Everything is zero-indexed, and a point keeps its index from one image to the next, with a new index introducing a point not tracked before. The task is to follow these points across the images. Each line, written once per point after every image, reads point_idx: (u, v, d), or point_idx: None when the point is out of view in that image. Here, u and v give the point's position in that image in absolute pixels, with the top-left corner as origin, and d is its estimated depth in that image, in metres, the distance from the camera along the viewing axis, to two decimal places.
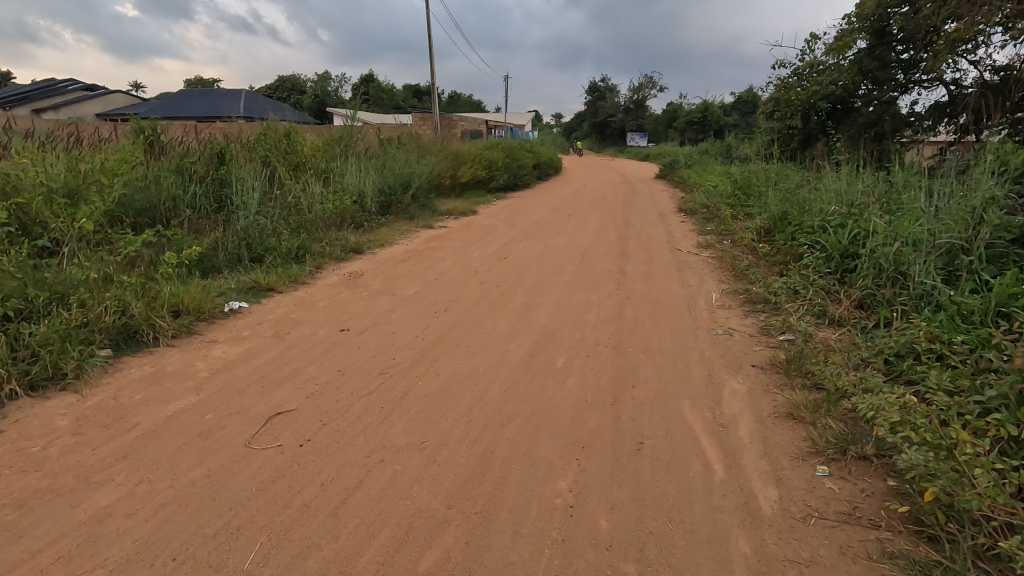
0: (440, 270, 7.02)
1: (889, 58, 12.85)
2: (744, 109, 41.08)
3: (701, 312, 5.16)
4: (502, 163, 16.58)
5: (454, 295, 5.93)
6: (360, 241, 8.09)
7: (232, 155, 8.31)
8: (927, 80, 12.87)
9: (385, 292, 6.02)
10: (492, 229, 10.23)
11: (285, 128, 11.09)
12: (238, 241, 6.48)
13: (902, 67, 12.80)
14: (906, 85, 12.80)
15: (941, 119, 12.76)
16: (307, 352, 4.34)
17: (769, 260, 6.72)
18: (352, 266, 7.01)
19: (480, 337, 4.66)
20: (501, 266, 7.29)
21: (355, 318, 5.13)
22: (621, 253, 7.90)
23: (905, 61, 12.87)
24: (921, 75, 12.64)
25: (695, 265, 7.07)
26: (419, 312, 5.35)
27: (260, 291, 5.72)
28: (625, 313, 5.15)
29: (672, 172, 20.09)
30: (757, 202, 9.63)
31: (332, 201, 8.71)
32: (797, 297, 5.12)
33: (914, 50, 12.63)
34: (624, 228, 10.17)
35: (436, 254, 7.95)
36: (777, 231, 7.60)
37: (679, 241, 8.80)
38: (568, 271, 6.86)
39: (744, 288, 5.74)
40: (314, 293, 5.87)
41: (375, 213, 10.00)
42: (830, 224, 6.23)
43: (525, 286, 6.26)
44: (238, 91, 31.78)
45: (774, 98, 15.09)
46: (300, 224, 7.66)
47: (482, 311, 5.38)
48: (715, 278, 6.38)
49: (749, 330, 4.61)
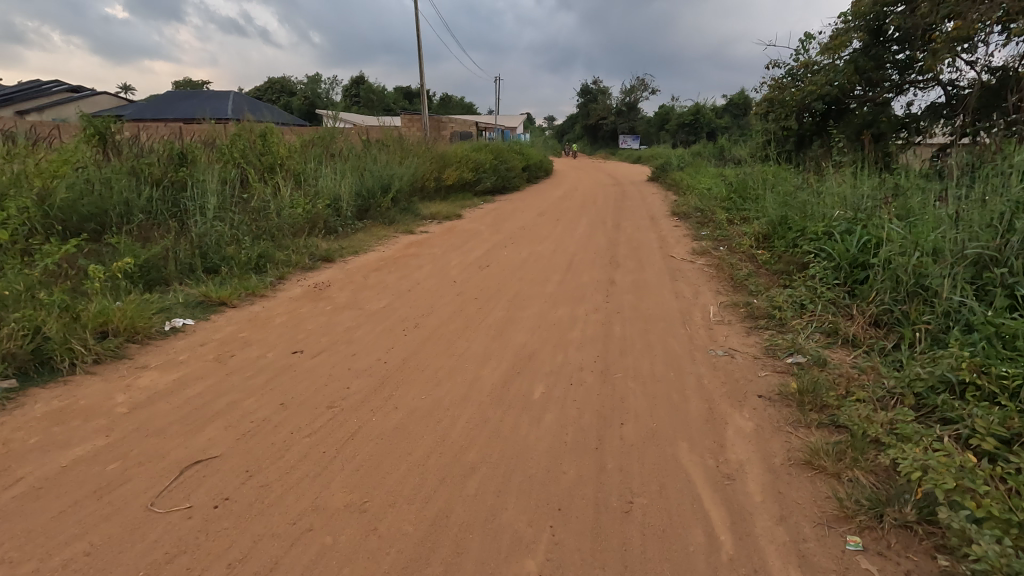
0: (415, 280, 6.48)
1: (885, 59, 12.46)
2: (736, 111, 40.92)
3: (697, 328, 4.66)
4: (490, 164, 16.06)
5: (426, 309, 5.39)
6: (331, 249, 7.54)
7: (195, 156, 7.74)
8: (922, 80, 12.53)
9: (351, 306, 5.47)
10: (475, 235, 9.71)
11: (258, 128, 10.51)
12: (191, 250, 5.92)
13: (898, 67, 12.45)
14: (901, 85, 12.47)
15: (938, 119, 12.44)
16: (249, 379, 3.79)
17: (769, 268, 6.25)
18: (319, 276, 6.46)
19: (449, 360, 4.12)
20: (481, 275, 6.76)
21: (312, 337, 4.58)
22: (610, 261, 7.40)
23: (901, 61, 12.50)
24: (916, 75, 12.30)
25: (690, 274, 6.58)
26: (384, 329, 4.82)
27: (211, 306, 5.16)
28: (614, 330, 4.64)
29: (664, 174, 19.68)
30: (754, 206, 9.18)
31: (301, 205, 8.16)
32: (804, 312, 4.64)
33: (910, 50, 12.27)
34: (614, 233, 9.68)
35: (413, 263, 7.41)
36: (776, 237, 7.14)
37: (672, 247, 8.31)
38: (552, 282, 6.34)
39: (744, 300, 5.26)
40: (272, 308, 5.31)
41: (353, 217, 9.46)
42: (836, 230, 5.77)
43: (506, 298, 5.74)
44: (226, 93, 31.26)
45: (768, 98, 14.67)
46: (265, 231, 7.10)
47: (455, 328, 4.84)
48: (712, 288, 5.89)
49: (752, 350, 4.11)
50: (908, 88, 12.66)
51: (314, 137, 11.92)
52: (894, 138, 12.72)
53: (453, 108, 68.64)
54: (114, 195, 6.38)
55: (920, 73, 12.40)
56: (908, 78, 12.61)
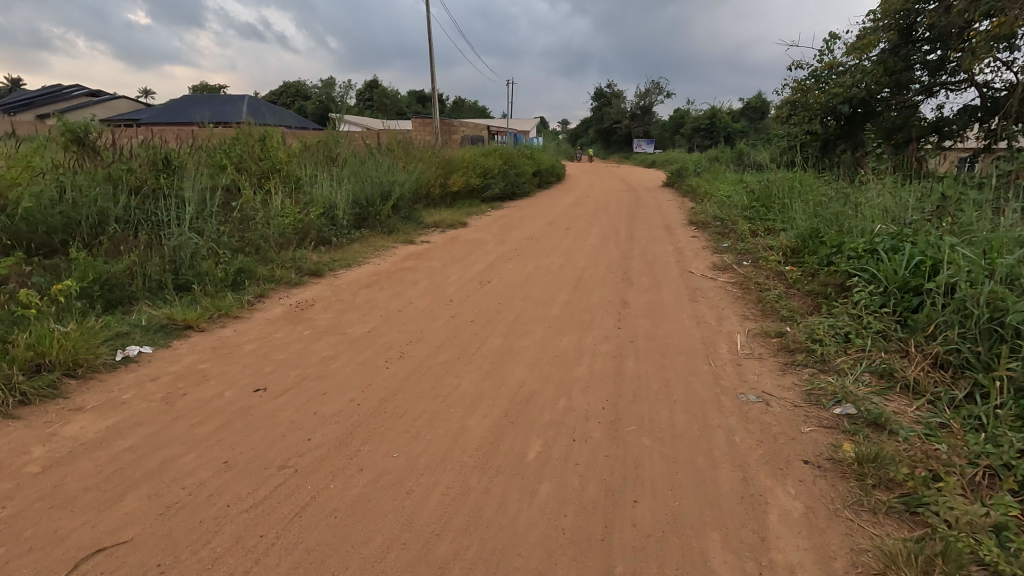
0: (407, 299, 5.91)
1: (916, 59, 11.72)
2: (752, 116, 40.15)
3: (723, 364, 4.03)
4: (498, 170, 15.49)
5: (415, 336, 4.80)
6: (322, 262, 7.00)
7: (179, 161, 7.27)
8: (955, 81, 11.78)
9: (332, 330, 4.90)
10: (479, 245, 9.13)
11: (255, 132, 10.09)
12: (163, 265, 5.42)
13: (929, 68, 11.72)
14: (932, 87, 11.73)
15: (971, 123, 11.72)
16: (196, 427, 3.21)
17: (801, 289, 5.60)
18: (304, 293, 5.92)
19: (432, 403, 3.53)
20: (480, 293, 6.17)
21: (280, 371, 4.01)
22: (623, 277, 6.77)
23: (933, 63, 11.75)
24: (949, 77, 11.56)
25: (711, 294, 5.93)
26: (364, 361, 4.23)
27: (175, 330, 4.63)
28: (626, 366, 4.02)
29: (679, 180, 18.98)
30: (779, 217, 8.50)
31: (290, 214, 7.63)
32: (849, 345, 3.99)
33: (943, 50, 11.53)
34: (627, 244, 9.03)
35: (408, 278, 6.85)
36: (808, 252, 6.48)
37: (691, 261, 7.63)
38: (558, 303, 5.72)
39: (775, 328, 4.62)
40: (244, 333, 4.76)
41: (350, 226, 8.94)
42: (880, 248, 5.11)
43: (506, 322, 5.14)
44: (241, 96, 31.26)
45: (790, 100, 13.91)
46: (250, 244, 6.58)
47: (445, 361, 4.24)
48: (737, 312, 5.24)
49: (790, 395, 3.47)
50: (940, 90, 11.91)
51: (315, 141, 11.44)
52: (925, 143, 11.99)
53: (467, 113, 68.35)
54: (85, 205, 5.91)
55: (953, 74, 11.66)
56: (939, 80, 11.89)
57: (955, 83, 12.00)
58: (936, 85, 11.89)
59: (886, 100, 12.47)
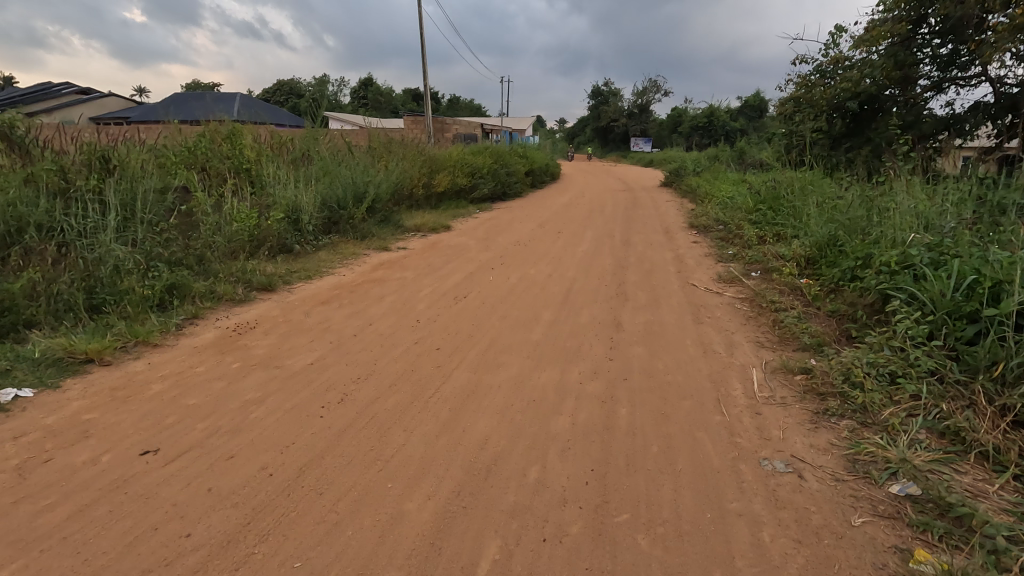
0: (367, 320, 5.12)
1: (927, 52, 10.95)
2: (750, 114, 39.48)
3: (739, 413, 3.23)
4: (488, 169, 14.68)
5: (365, 371, 3.99)
6: (277, 274, 6.18)
7: (117, 159, 6.45)
8: (965, 77, 11.12)
9: (267, 362, 4.09)
10: (461, 252, 8.33)
11: (219, 129, 9.28)
12: (74, 283, 4.61)
13: (939, 62, 11.03)
14: (943, 83, 11.05)
15: (983, 121, 11.08)
16: (42, 514, 2.41)
17: (823, 309, 4.82)
18: (247, 313, 5.12)
19: (365, 473, 2.72)
20: (453, 312, 5.38)
21: (185, 423, 3.19)
22: (617, 291, 5.97)
23: (944, 57, 10.99)
24: (960, 72, 10.90)
25: (717, 312, 5.15)
26: (295, 407, 3.43)
27: (72, 365, 3.84)
28: (619, 415, 3.22)
29: (678, 180, 18.21)
30: (789, 223, 7.70)
31: (243, 219, 6.81)
32: (896, 388, 3.20)
33: (955, 43, 10.83)
34: (623, 250, 8.25)
35: (373, 293, 6.03)
36: (827, 265, 5.70)
37: (694, 272, 6.83)
38: (542, 325, 4.91)
39: (798, 362, 3.81)
40: (159, 366, 3.96)
41: (318, 231, 8.13)
42: (918, 263, 4.33)
43: (476, 350, 4.32)
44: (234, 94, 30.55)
45: (794, 96, 13.10)
46: (192, 253, 5.74)
47: (395, 407, 3.44)
48: (749, 339, 4.44)
49: (831, 464, 2.69)
50: (949, 86, 11.23)
51: (287, 138, 10.62)
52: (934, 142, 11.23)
53: (462, 111, 67.29)
54: None
55: (965, 69, 10.99)
56: (950, 75, 11.16)
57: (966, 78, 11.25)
58: (947, 80, 11.13)
59: (895, 97, 11.67)
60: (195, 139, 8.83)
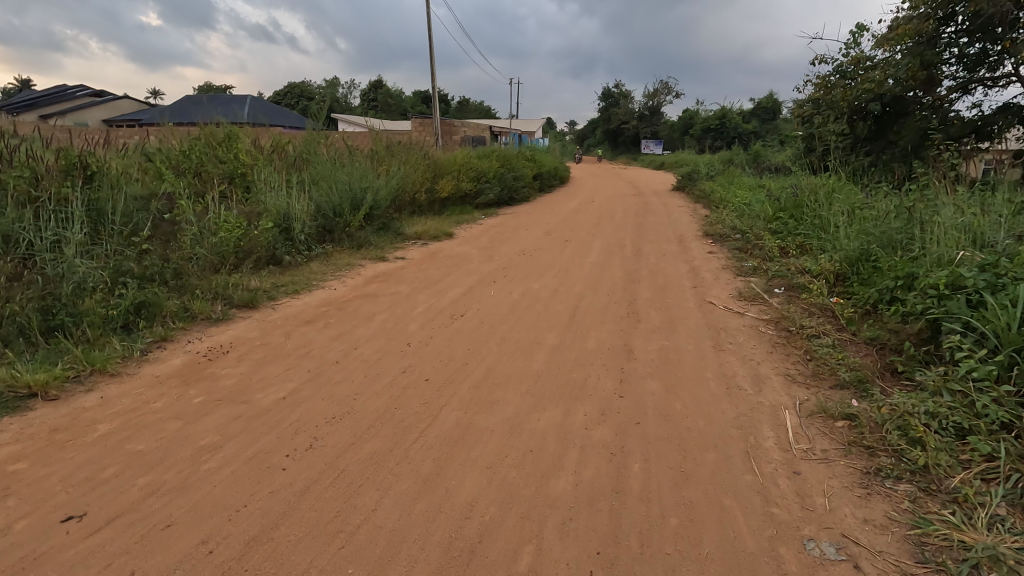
0: (353, 343, 4.67)
1: (954, 52, 10.33)
2: (764, 116, 38.81)
3: (774, 472, 2.74)
4: (495, 173, 14.25)
5: (343, 408, 3.54)
6: (261, 289, 5.76)
7: (95, 164, 6.04)
8: (993, 78, 10.52)
9: (234, 397, 3.64)
10: (462, 263, 7.88)
11: (214, 132, 8.93)
12: (29, 303, 4.18)
13: (967, 62, 10.42)
14: (969, 84, 10.46)
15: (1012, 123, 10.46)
16: None
17: (861, 336, 4.30)
18: (223, 335, 4.69)
19: (324, 552, 2.26)
20: (448, 334, 4.92)
21: (125, 477, 2.75)
22: (628, 310, 5.47)
23: (972, 57, 10.34)
24: (988, 73, 10.30)
25: (739, 337, 4.65)
26: (257, 455, 2.98)
27: (13, 401, 3.41)
28: (632, 473, 2.73)
29: (690, 184, 17.68)
30: (814, 235, 7.16)
31: (229, 228, 6.40)
32: (961, 444, 2.70)
33: (983, 42, 10.23)
34: (634, 262, 7.75)
35: (363, 310, 5.58)
36: (860, 285, 5.18)
37: (711, 287, 6.31)
38: (544, 351, 4.42)
39: (838, 405, 3.31)
40: (112, 401, 3.53)
41: (312, 240, 7.73)
42: (974, 287, 3.80)
43: (470, 383, 3.85)
44: (245, 97, 30.51)
45: (813, 98, 12.50)
46: (170, 266, 5.33)
47: (371, 456, 2.98)
48: (778, 371, 3.93)
49: (894, 551, 2.20)
50: (976, 87, 10.63)
51: (285, 141, 10.23)
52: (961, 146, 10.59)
53: (472, 113, 66.97)
54: None
55: (993, 70, 10.39)
56: (977, 76, 10.54)
57: (995, 79, 10.61)
58: (974, 81, 10.48)
59: (918, 99, 11.00)
60: (188, 144, 8.48)
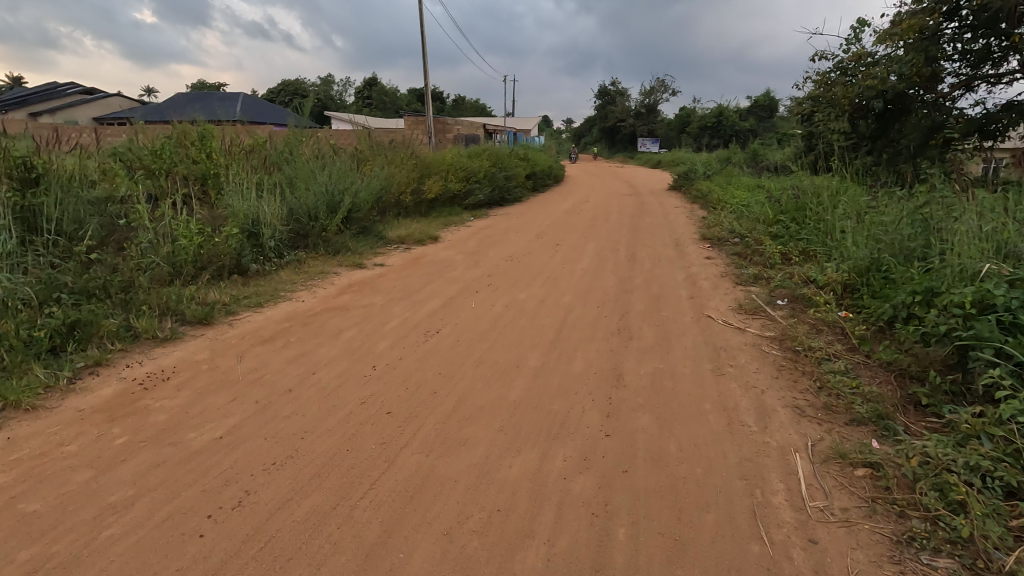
0: (313, 366, 4.20)
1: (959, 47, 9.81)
2: (761, 114, 38.34)
3: (787, 540, 2.28)
4: (486, 173, 13.78)
5: (287, 450, 3.07)
6: (219, 303, 5.28)
7: (39, 166, 5.56)
8: (998, 75, 10.09)
9: (163, 436, 3.18)
10: (445, 269, 7.41)
11: (187, 131, 8.42)
12: None
13: (972, 58, 9.98)
14: (973, 81, 10.05)
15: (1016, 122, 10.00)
16: None
17: (877, 360, 3.84)
18: (168, 357, 4.23)
19: None
20: (420, 354, 4.45)
21: (6, 549, 2.30)
22: (619, 326, 5.01)
23: (977, 52, 9.89)
24: (993, 70, 9.87)
25: (741, 358, 4.19)
26: (173, 515, 2.51)
27: None
28: (616, 543, 2.28)
29: (687, 183, 17.25)
30: (818, 241, 6.70)
31: (189, 235, 5.91)
32: (1011, 509, 2.25)
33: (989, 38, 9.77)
34: (627, 269, 7.29)
35: (330, 326, 5.10)
36: (873, 300, 4.72)
37: (709, 298, 5.84)
38: (524, 376, 3.95)
39: (857, 448, 2.86)
40: (19, 443, 3.06)
41: (284, 246, 7.24)
42: (1008, 310, 3.34)
43: (437, 418, 3.39)
44: (237, 96, 30.03)
45: (812, 95, 12.05)
46: (116, 279, 4.86)
47: (310, 516, 2.52)
48: (786, 402, 3.47)
49: None
50: (980, 84, 10.21)
51: (262, 139, 9.72)
52: (964, 145, 10.17)
53: (467, 110, 66.41)
54: None
55: (997, 67, 9.97)
56: (981, 73, 10.11)
57: (999, 76, 10.18)
58: (978, 78, 10.06)
59: (921, 96, 10.40)
60: (159, 142, 7.97)
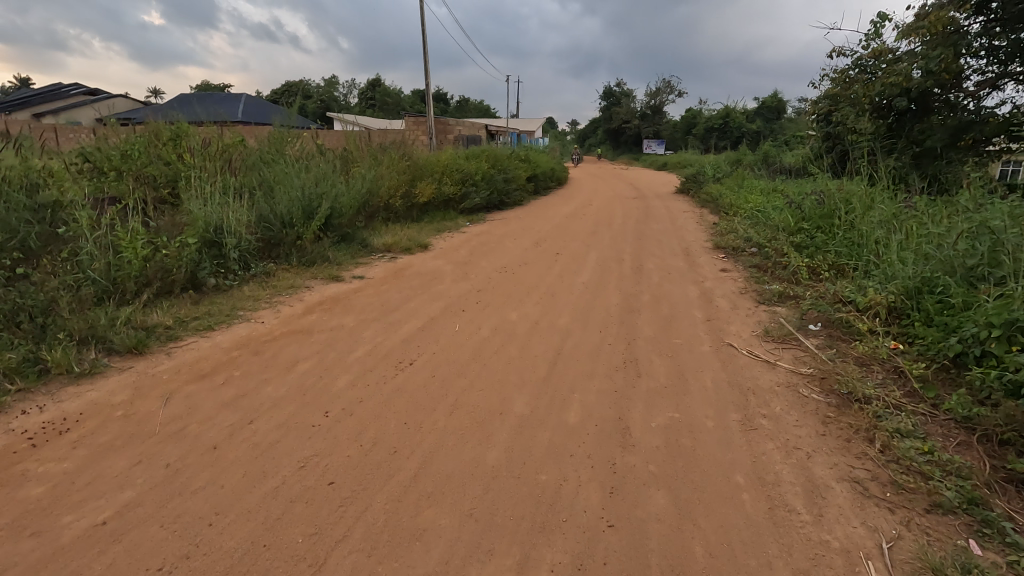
0: (252, 412, 3.43)
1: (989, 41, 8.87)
2: (768, 116, 37.40)
3: None
4: (483, 175, 13.02)
5: (183, 546, 2.31)
6: (159, 327, 4.55)
7: None
8: None
9: (29, 522, 2.44)
10: (431, 283, 6.65)
11: (155, 129, 7.70)
12: None
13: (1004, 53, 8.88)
14: (1002, 79, 8.97)
15: None
16: None
17: (954, 414, 3.06)
18: (77, 400, 3.48)
19: None
20: (384, 395, 3.67)
21: None
22: (624, 358, 4.23)
23: (1006, 48, 8.84)
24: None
25: (775, 405, 3.41)
26: None
27: None
28: None
29: (696, 186, 16.46)
30: (850, 254, 5.90)
31: (133, 245, 5.18)
32: None
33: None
34: (634, 283, 6.50)
35: (285, 355, 4.34)
36: (929, 330, 3.93)
37: (729, 321, 5.06)
38: (506, 430, 3.18)
39: (955, 560, 2.10)
40: None
41: (252, 256, 6.49)
42: None
43: (390, 494, 2.63)
44: (238, 96, 29.44)
45: (829, 93, 11.14)
46: (31, 302, 4.14)
47: None
48: (845, 473, 2.70)
49: None
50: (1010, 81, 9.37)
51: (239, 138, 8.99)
52: (994, 146, 9.37)
53: (471, 111, 65.55)
54: None
55: None
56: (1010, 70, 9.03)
57: None
58: (1007, 76, 8.98)
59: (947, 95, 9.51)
60: (125, 141, 7.27)
